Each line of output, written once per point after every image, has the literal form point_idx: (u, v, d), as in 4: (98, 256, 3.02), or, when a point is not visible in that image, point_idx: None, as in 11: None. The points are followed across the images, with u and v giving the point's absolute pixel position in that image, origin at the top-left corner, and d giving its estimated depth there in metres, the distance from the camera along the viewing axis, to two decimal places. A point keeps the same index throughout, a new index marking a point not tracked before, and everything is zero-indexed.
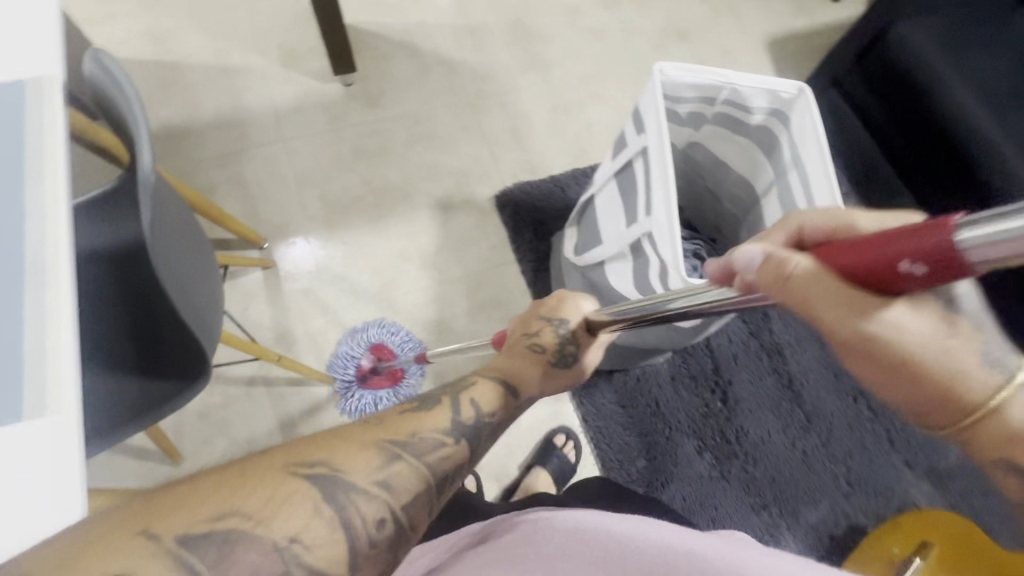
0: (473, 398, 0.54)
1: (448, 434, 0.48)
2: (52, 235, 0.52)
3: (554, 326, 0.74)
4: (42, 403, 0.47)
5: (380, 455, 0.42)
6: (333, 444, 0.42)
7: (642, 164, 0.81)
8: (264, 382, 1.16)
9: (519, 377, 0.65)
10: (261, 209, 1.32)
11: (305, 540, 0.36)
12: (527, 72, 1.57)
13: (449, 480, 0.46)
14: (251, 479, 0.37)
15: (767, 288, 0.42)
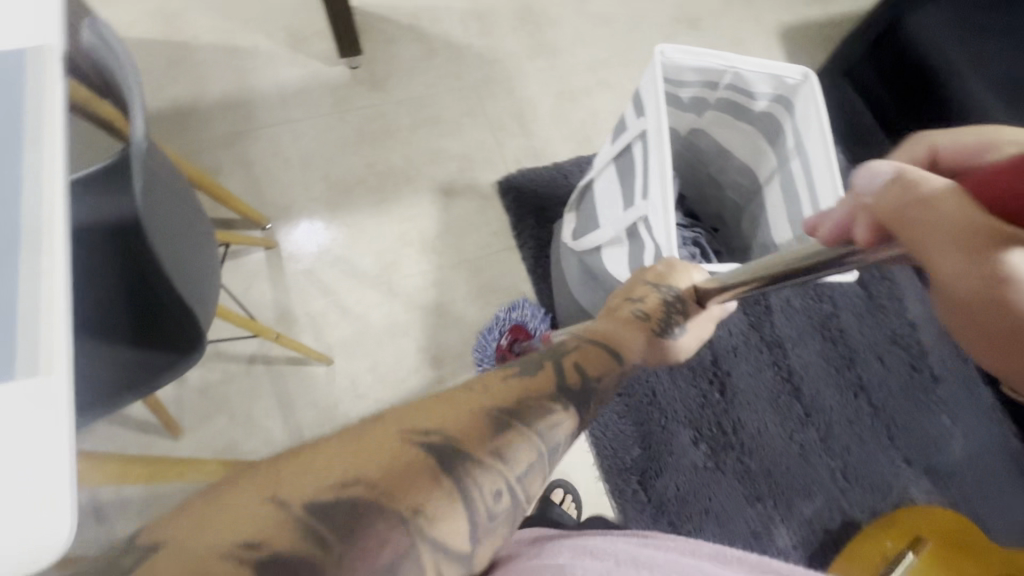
0: (578, 366, 0.55)
1: (555, 403, 0.49)
2: (48, 199, 0.53)
3: (656, 293, 0.71)
4: (34, 362, 0.48)
5: (490, 426, 0.43)
6: (441, 411, 0.42)
7: (642, 147, 0.80)
8: (264, 360, 1.17)
9: (620, 344, 0.62)
10: (265, 189, 1.32)
11: (430, 512, 0.37)
12: (534, 58, 1.55)
13: (556, 450, 0.46)
14: (370, 449, 0.38)
15: (882, 208, 0.40)
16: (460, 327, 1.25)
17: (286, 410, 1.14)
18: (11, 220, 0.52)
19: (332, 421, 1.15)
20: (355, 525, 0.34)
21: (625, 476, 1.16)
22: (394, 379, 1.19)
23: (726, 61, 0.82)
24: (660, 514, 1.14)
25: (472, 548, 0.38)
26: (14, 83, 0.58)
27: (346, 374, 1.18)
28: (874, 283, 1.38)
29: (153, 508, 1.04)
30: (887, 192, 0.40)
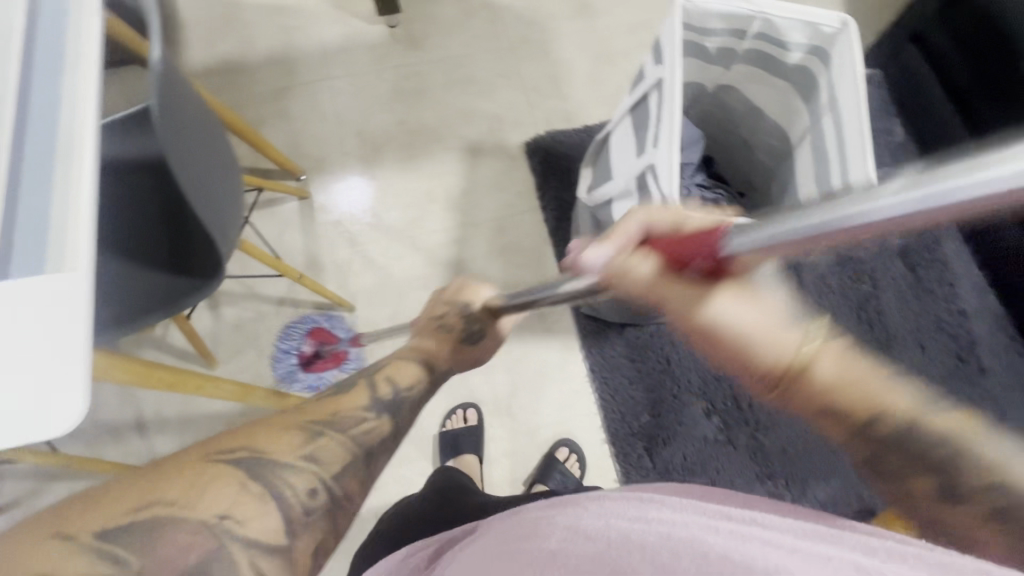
0: (390, 378, 0.63)
1: (368, 411, 0.56)
2: (83, 120, 0.58)
3: (457, 308, 0.79)
4: (63, 262, 0.53)
5: (301, 434, 0.48)
6: (259, 433, 0.46)
7: (657, 97, 0.78)
8: (293, 303, 1.24)
9: (434, 355, 0.74)
10: (302, 143, 1.38)
11: (237, 514, 0.40)
12: (574, 19, 1.52)
13: (374, 460, 0.52)
14: (165, 476, 0.40)
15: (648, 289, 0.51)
16: (478, 284, 1.27)
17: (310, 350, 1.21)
18: (50, 136, 0.58)
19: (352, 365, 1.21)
20: (159, 534, 0.37)
21: (632, 441, 1.15)
22: None
23: (754, 6, 0.78)
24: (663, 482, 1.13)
25: (291, 541, 0.41)
26: (59, 13, 0.63)
27: (366, 322, 1.24)
28: (924, 267, 1.28)
29: (188, 427, 1.14)
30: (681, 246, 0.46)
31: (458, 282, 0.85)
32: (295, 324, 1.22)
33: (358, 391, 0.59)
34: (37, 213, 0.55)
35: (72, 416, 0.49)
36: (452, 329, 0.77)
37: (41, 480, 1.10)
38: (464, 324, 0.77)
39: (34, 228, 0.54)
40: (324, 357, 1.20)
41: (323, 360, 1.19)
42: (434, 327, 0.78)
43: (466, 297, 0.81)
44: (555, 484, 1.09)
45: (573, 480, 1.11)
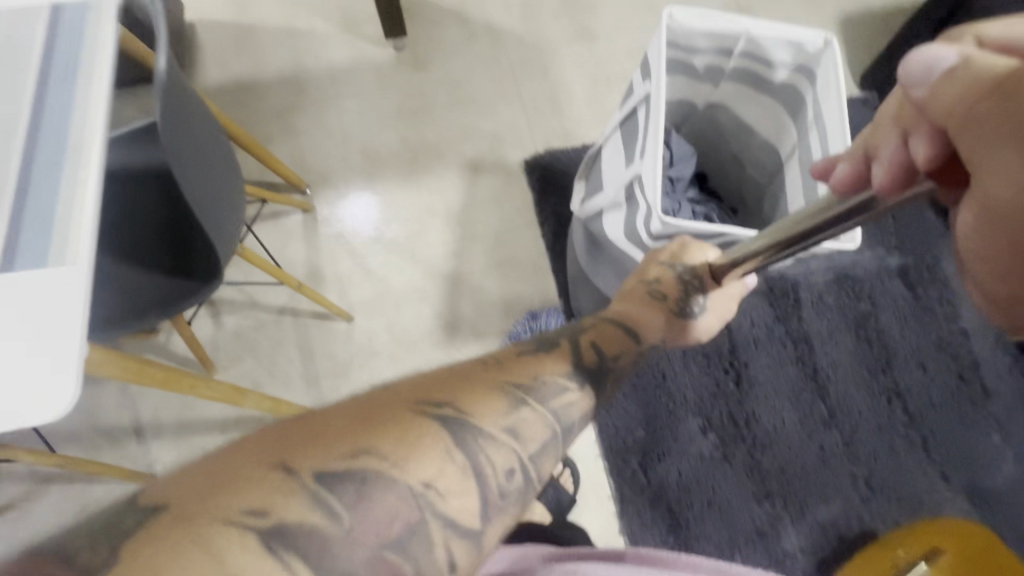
0: (594, 343, 0.64)
1: (570, 381, 0.57)
2: (92, 124, 0.62)
3: (673, 268, 0.73)
4: (65, 255, 0.56)
5: (506, 403, 0.49)
6: (464, 390, 0.48)
7: (644, 111, 0.80)
8: (292, 312, 1.26)
9: (639, 324, 0.70)
10: (308, 158, 1.42)
11: (440, 486, 0.41)
12: (574, 43, 1.57)
13: (566, 429, 0.53)
14: (373, 425, 0.42)
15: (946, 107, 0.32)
16: (475, 296, 1.29)
17: (308, 359, 1.22)
18: (60, 139, 0.61)
19: (348, 374, 1.21)
20: (364, 485, 0.39)
21: (626, 455, 1.14)
22: (408, 340, 1.24)
23: (738, 25, 0.80)
24: (658, 499, 1.11)
25: (483, 525, 0.43)
26: (76, 28, 0.67)
27: (364, 332, 1.25)
28: (922, 285, 1.28)
29: (185, 433, 1.15)
30: (943, 89, 0.32)
31: (677, 237, 0.77)
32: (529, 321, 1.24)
33: (561, 356, 0.60)
34: (44, 210, 0.58)
35: (55, 406, 0.51)
36: (666, 297, 0.73)
37: (38, 483, 1.11)
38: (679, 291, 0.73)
39: (40, 224, 0.57)
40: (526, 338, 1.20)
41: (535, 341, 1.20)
42: (648, 295, 0.73)
43: (691, 257, 0.74)
44: (548, 500, 1.07)
45: (566, 496, 1.08)
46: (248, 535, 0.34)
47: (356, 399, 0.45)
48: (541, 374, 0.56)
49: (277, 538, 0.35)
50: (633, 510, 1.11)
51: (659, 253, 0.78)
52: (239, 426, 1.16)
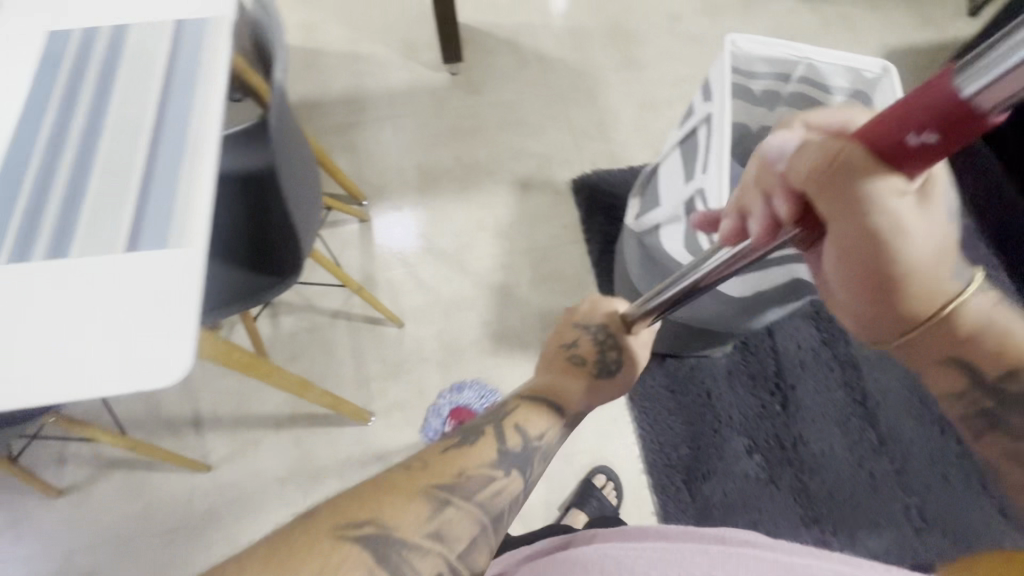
0: (518, 425, 0.60)
1: (496, 470, 0.55)
2: (208, 124, 0.68)
3: (587, 333, 0.74)
4: (183, 239, 0.61)
5: (429, 505, 0.48)
6: (378, 500, 0.47)
7: (705, 131, 0.84)
8: (346, 316, 1.31)
9: (559, 395, 0.67)
10: (365, 172, 1.50)
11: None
12: (620, 71, 1.64)
13: (499, 519, 0.52)
14: (294, 556, 0.41)
15: (805, 177, 0.39)
16: (521, 308, 1.32)
17: (359, 361, 1.27)
18: (180, 137, 0.67)
19: (397, 378, 1.25)
20: None
21: (669, 473, 1.14)
22: (455, 348, 1.28)
23: (799, 52, 0.85)
24: (702, 519, 1.10)
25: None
26: (198, 42, 0.75)
27: (413, 338, 1.29)
28: None
29: (239, 427, 1.20)
30: (799, 163, 0.39)
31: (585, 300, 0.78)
32: (449, 394, 1.22)
33: (488, 443, 0.57)
34: (165, 197, 0.63)
35: (173, 373, 0.56)
36: (586, 361, 0.72)
37: (100, 468, 1.16)
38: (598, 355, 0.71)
39: (161, 210, 0.63)
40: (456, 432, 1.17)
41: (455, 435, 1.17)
42: (566, 360, 0.72)
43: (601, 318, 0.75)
44: (593, 509, 1.08)
45: (610, 508, 1.09)
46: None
47: (273, 532, 0.43)
48: (476, 461, 0.54)
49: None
50: None
51: (572, 314, 0.78)
52: (291, 423, 1.20)
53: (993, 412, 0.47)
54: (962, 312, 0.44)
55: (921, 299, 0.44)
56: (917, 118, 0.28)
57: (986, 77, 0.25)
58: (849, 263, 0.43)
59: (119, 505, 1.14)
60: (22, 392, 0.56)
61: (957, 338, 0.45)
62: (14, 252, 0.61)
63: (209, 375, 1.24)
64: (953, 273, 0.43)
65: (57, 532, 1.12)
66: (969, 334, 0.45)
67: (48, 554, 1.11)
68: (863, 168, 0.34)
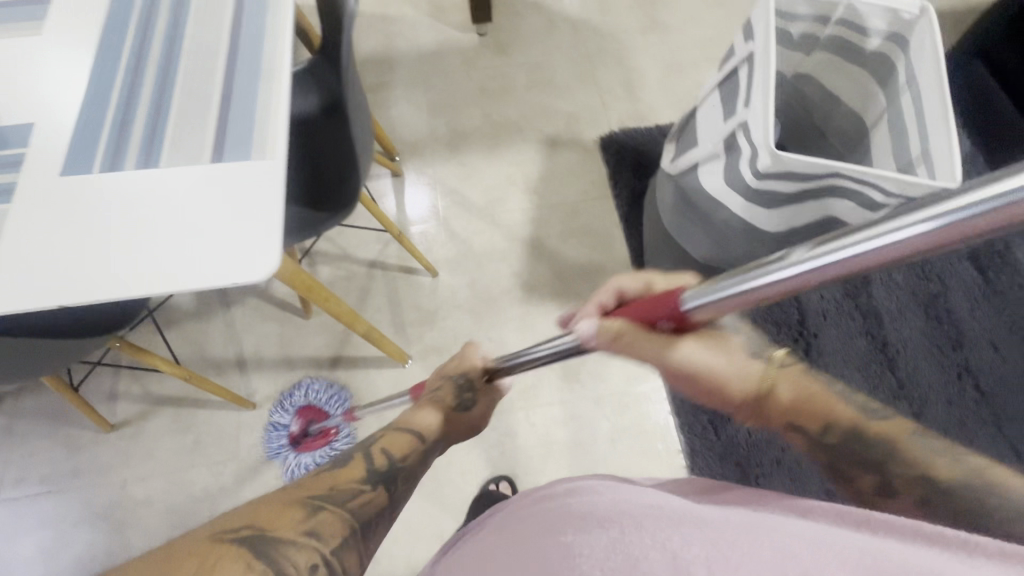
0: (386, 450, 0.62)
1: (365, 484, 0.56)
2: (282, 48, 0.72)
3: (452, 378, 0.77)
4: (264, 150, 0.65)
5: (302, 511, 0.48)
6: (256, 514, 0.46)
7: (747, 68, 0.87)
8: (382, 265, 1.35)
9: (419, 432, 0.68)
10: (397, 129, 1.53)
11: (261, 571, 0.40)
12: (647, 33, 1.65)
13: (368, 529, 0.51)
14: (164, 564, 0.39)
15: (611, 340, 0.60)
16: (551, 259, 1.36)
17: (395, 308, 1.31)
18: (258, 60, 0.71)
19: (432, 324, 1.29)
20: None
21: (696, 413, 1.18)
22: (488, 297, 1.32)
23: None
24: (727, 457, 1.15)
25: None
26: None
27: (447, 286, 1.33)
28: (994, 270, 1.30)
29: (282, 368, 1.25)
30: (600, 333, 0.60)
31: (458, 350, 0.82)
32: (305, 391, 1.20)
33: (354, 466, 0.58)
34: (247, 114, 0.68)
35: (261, 272, 0.60)
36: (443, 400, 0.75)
37: (151, 405, 1.21)
38: (456, 394, 0.75)
39: (245, 125, 0.67)
40: (312, 437, 1.17)
41: (310, 440, 1.16)
42: (427, 400, 0.75)
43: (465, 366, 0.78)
44: None
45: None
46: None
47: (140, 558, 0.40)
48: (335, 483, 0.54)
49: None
50: (704, 463, 1.14)
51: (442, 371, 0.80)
52: (331, 364, 1.25)
53: (843, 473, 0.59)
54: (775, 393, 0.63)
55: (737, 385, 0.64)
56: (667, 308, 0.50)
57: (764, 280, 0.33)
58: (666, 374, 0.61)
59: (168, 439, 1.19)
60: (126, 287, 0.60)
61: (787, 410, 0.62)
62: (105, 161, 0.65)
63: (251, 320, 1.29)
64: (748, 365, 0.64)
65: (110, 463, 1.17)
66: (795, 407, 0.62)
67: (102, 484, 1.16)
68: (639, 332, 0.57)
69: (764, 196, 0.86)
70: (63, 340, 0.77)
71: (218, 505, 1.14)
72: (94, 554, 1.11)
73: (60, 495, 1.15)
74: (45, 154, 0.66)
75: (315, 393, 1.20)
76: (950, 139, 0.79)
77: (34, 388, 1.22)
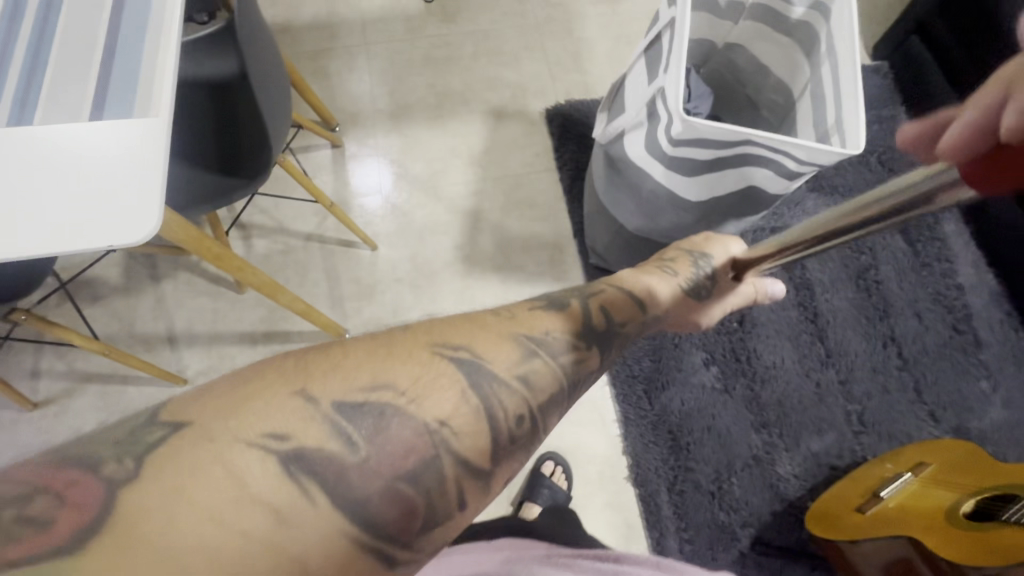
0: (604, 307, 0.57)
1: (578, 343, 0.50)
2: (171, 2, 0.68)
3: (691, 261, 0.82)
4: (147, 109, 0.62)
5: (354, 416, 0.35)
6: (309, 381, 0.36)
7: (669, 35, 0.86)
8: (320, 239, 1.32)
9: (646, 296, 0.66)
10: (338, 98, 1.48)
11: (454, 426, 0.38)
12: (597, 3, 1.63)
13: (574, 383, 0.47)
14: (172, 475, 0.31)
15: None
16: (494, 232, 1.35)
17: (333, 281, 1.29)
18: (144, 15, 0.67)
19: (371, 298, 1.27)
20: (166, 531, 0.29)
21: (631, 383, 1.20)
22: (429, 270, 1.30)
23: None
24: (659, 424, 1.17)
25: (494, 467, 0.39)
26: None
27: (387, 260, 1.31)
28: (923, 243, 1.33)
29: (215, 343, 1.22)
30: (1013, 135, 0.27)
31: (700, 236, 0.89)
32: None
33: (567, 317, 0.52)
34: (130, 72, 0.64)
35: (143, 234, 0.58)
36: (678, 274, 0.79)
37: (77, 382, 1.18)
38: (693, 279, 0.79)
39: (127, 83, 0.63)
40: None
41: None
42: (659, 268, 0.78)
43: (713, 254, 0.85)
44: (545, 499, 1.08)
45: (561, 495, 1.10)
46: (265, 464, 0.32)
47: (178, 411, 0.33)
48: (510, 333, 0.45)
49: (286, 476, 0.32)
50: (637, 431, 1.16)
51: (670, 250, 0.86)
52: (267, 339, 1.23)
53: None
54: None
55: None
56: None
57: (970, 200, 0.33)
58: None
59: (96, 417, 1.16)
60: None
61: None
62: None
63: (183, 294, 1.25)
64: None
65: (35, 442, 1.14)
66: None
67: (26, 463, 1.13)
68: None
69: (682, 164, 0.87)
70: None
71: None
72: None
73: None
74: None
75: None
76: (859, 110, 0.80)
77: None
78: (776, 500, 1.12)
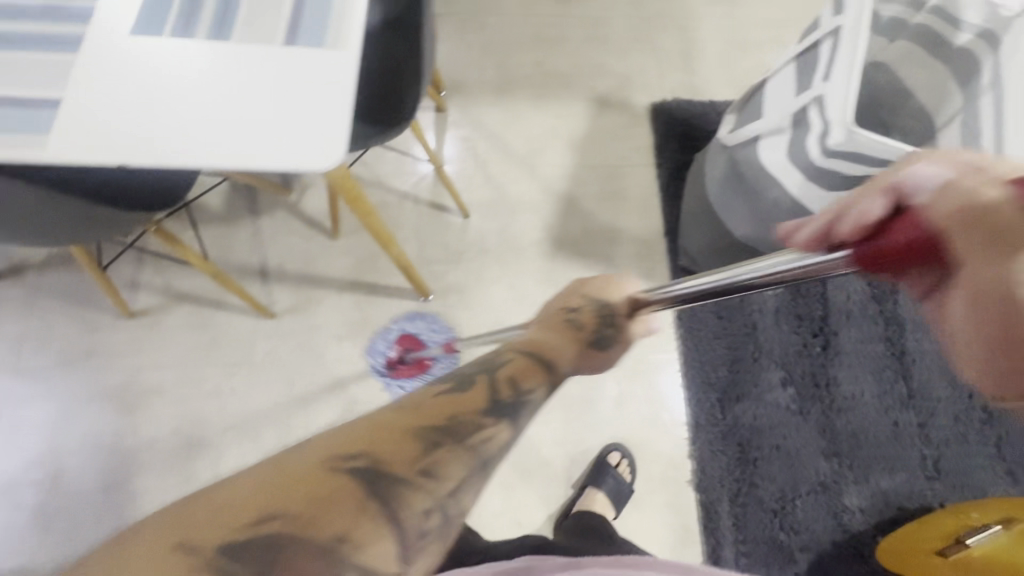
0: (514, 379, 0.48)
1: (488, 417, 0.44)
2: None
3: (592, 304, 0.58)
4: (338, 42, 0.63)
5: (231, 552, 0.33)
6: (178, 532, 0.34)
7: (830, 44, 0.85)
8: (414, 199, 1.33)
9: (551, 356, 0.53)
10: (446, 64, 1.49)
11: (355, 540, 0.35)
12: (715, 5, 1.60)
13: (483, 461, 0.41)
14: None
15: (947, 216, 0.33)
16: (585, 218, 1.34)
17: (422, 242, 1.30)
18: None
19: (457, 264, 1.28)
20: None
21: (705, 389, 1.19)
22: (517, 246, 1.31)
23: None
24: (729, 435, 1.16)
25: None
26: None
27: (477, 229, 1.32)
28: None
29: (303, 284, 1.24)
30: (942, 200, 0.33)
31: (597, 276, 0.62)
32: (399, 321, 1.22)
33: (473, 394, 0.45)
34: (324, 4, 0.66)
35: (323, 163, 0.59)
36: (584, 329, 0.56)
37: (170, 298, 1.21)
38: (599, 323, 0.56)
39: (320, 14, 0.65)
40: (409, 364, 1.18)
41: (407, 366, 1.18)
42: (562, 322, 0.57)
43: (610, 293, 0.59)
44: (609, 488, 1.09)
45: (625, 486, 1.11)
46: None
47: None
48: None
49: None
50: (705, 438, 1.16)
51: (574, 290, 0.60)
52: (352, 287, 1.24)
53: None
54: None
55: None
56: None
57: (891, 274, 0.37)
58: (977, 327, 0.33)
59: (184, 335, 1.20)
60: (187, 155, 0.58)
61: None
62: (175, 26, 0.63)
63: (278, 232, 1.28)
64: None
65: (124, 349, 1.18)
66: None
67: (115, 369, 1.17)
68: (987, 202, 0.32)
69: (823, 176, 0.86)
70: (98, 212, 0.76)
71: (228, 405, 1.15)
72: (103, 434, 1.13)
73: (74, 372, 1.16)
74: (111, 11, 0.63)
75: (419, 323, 1.22)
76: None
77: (59, 265, 1.22)
78: (838, 530, 1.10)
